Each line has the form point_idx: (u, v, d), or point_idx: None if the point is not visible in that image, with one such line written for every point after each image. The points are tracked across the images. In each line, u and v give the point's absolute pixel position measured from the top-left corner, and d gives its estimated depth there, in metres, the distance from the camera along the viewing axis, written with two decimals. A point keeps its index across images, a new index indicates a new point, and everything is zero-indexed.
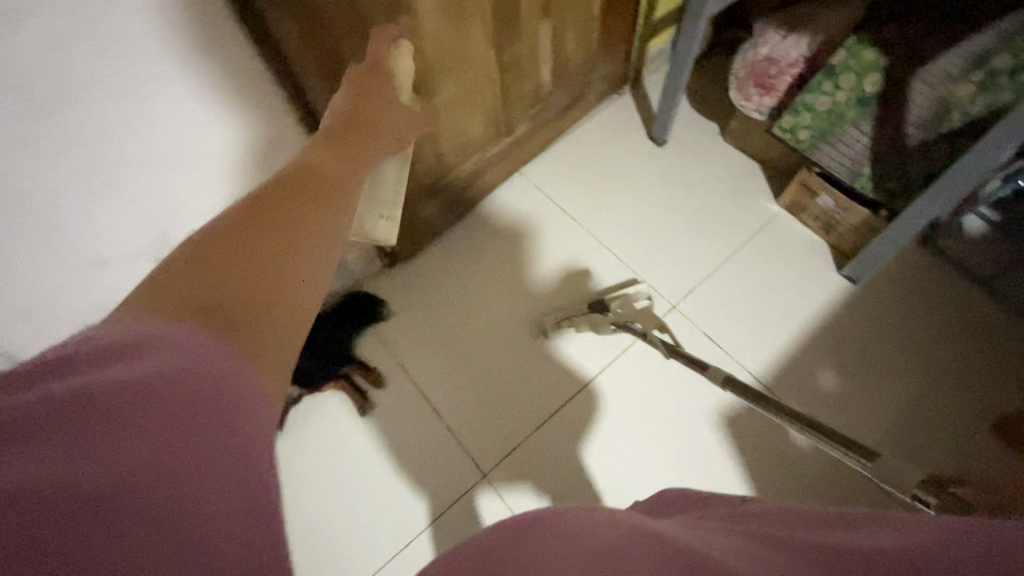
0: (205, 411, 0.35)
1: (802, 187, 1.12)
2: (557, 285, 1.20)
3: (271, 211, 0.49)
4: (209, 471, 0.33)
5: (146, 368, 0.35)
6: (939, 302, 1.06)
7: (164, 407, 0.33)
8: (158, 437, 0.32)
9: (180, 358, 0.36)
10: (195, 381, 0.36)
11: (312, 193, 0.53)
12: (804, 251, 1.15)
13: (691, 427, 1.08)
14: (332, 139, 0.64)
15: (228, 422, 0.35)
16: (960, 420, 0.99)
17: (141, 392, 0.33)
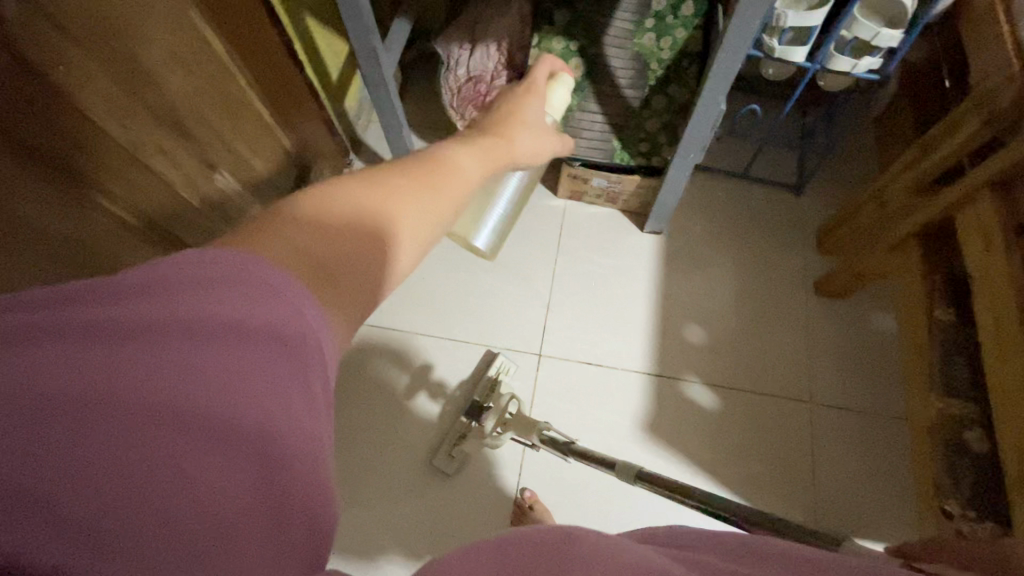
0: (270, 335, 0.28)
1: (574, 178, 1.08)
2: (420, 409, 1.02)
3: (398, 219, 0.40)
4: (266, 417, 0.26)
5: (151, 292, 0.26)
6: (726, 202, 1.15)
7: (206, 344, 0.26)
8: (183, 366, 0.25)
9: (222, 283, 0.28)
10: (243, 312, 0.27)
11: (435, 193, 0.44)
12: (607, 226, 1.15)
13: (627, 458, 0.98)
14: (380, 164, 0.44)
15: (294, 361, 0.28)
16: (802, 289, 1.08)
17: (177, 319, 0.26)
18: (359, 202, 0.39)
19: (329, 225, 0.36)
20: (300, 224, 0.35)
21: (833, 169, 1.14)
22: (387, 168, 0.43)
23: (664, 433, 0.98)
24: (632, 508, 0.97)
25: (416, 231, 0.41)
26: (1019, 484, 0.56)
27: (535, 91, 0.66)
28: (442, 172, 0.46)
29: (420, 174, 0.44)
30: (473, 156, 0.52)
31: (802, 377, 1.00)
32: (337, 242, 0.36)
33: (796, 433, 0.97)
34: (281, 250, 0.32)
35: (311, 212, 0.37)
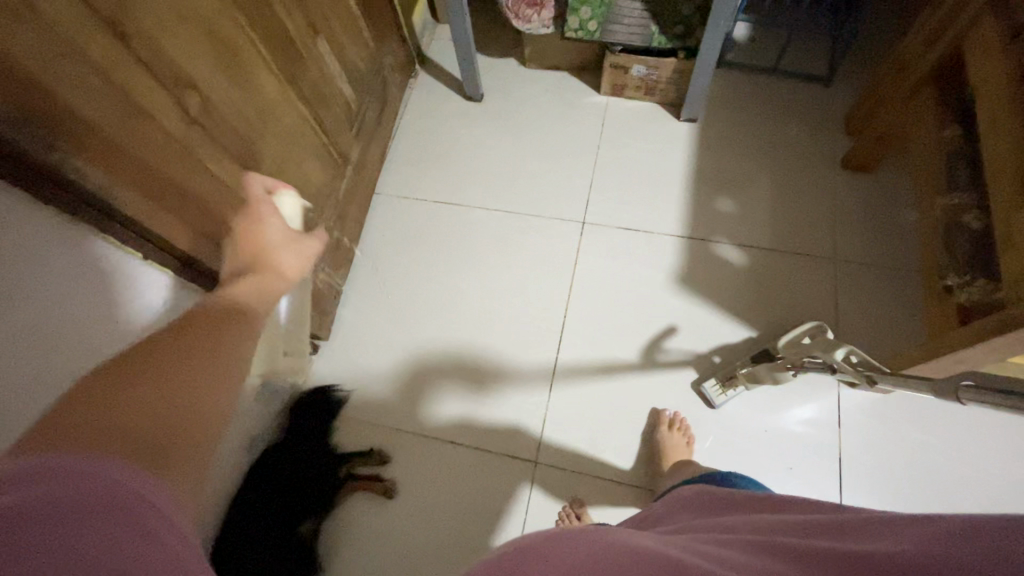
0: (126, 506, 0.30)
1: (616, 69, 1.20)
2: (479, 269, 1.17)
3: (185, 395, 0.39)
4: (119, 569, 0.27)
5: (47, 479, 0.29)
6: (759, 94, 1.24)
7: (86, 522, 0.28)
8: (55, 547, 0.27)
9: (100, 480, 0.30)
10: (107, 497, 0.30)
11: (209, 375, 0.42)
12: (645, 118, 1.26)
13: (659, 310, 1.10)
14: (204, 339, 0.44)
15: (153, 528, 0.30)
16: (829, 165, 1.16)
17: (43, 513, 0.27)
18: (140, 384, 0.38)
19: (121, 416, 0.35)
20: (79, 439, 0.33)
21: (860, 63, 1.22)
22: (150, 355, 0.40)
23: (694, 287, 1.09)
24: (668, 353, 1.06)
25: (208, 400, 0.40)
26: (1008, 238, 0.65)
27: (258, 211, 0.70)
28: (222, 328, 0.46)
29: (192, 352, 0.42)
30: (246, 294, 0.55)
31: (829, 238, 1.09)
32: (147, 431, 0.36)
33: (821, 285, 1.05)
34: (93, 441, 0.33)
35: (83, 419, 0.34)
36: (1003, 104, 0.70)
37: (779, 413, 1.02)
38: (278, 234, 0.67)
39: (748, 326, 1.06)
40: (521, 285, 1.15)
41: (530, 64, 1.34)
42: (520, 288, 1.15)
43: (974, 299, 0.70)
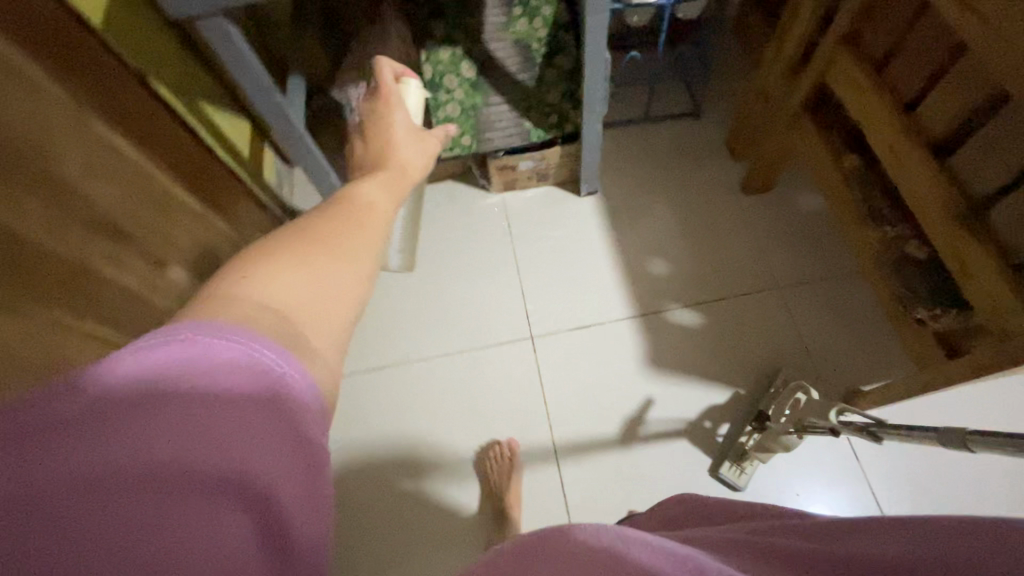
0: (273, 400, 0.31)
1: (502, 169, 1.14)
2: (439, 426, 1.04)
3: (333, 271, 0.44)
4: (238, 476, 0.28)
5: (195, 343, 0.32)
6: (644, 147, 1.24)
7: (223, 416, 0.29)
8: (189, 431, 0.28)
9: (250, 365, 0.32)
10: (247, 392, 0.31)
11: (346, 251, 0.47)
12: (547, 204, 1.21)
13: (641, 399, 1.02)
14: (335, 228, 0.50)
15: (280, 437, 0.30)
16: (734, 194, 1.17)
17: (197, 393, 0.29)
18: (298, 248, 0.45)
19: (286, 279, 0.41)
20: (258, 279, 0.40)
21: (720, 88, 1.25)
22: (310, 231, 0.48)
23: (665, 362, 1.04)
24: (668, 442, 0.99)
25: (328, 299, 0.42)
26: (961, 270, 0.65)
27: (388, 96, 0.85)
28: (359, 221, 0.54)
29: (337, 231, 0.49)
30: (373, 188, 0.65)
31: (762, 267, 1.09)
32: (304, 296, 0.41)
33: (777, 318, 1.04)
34: (264, 296, 0.39)
35: (267, 270, 0.41)
36: (897, 140, 0.71)
37: (798, 465, 0.97)
38: (401, 127, 0.83)
39: (731, 383, 1.02)
40: (494, 427, 1.03)
41: None
42: (495, 432, 1.02)
43: (950, 326, 0.70)
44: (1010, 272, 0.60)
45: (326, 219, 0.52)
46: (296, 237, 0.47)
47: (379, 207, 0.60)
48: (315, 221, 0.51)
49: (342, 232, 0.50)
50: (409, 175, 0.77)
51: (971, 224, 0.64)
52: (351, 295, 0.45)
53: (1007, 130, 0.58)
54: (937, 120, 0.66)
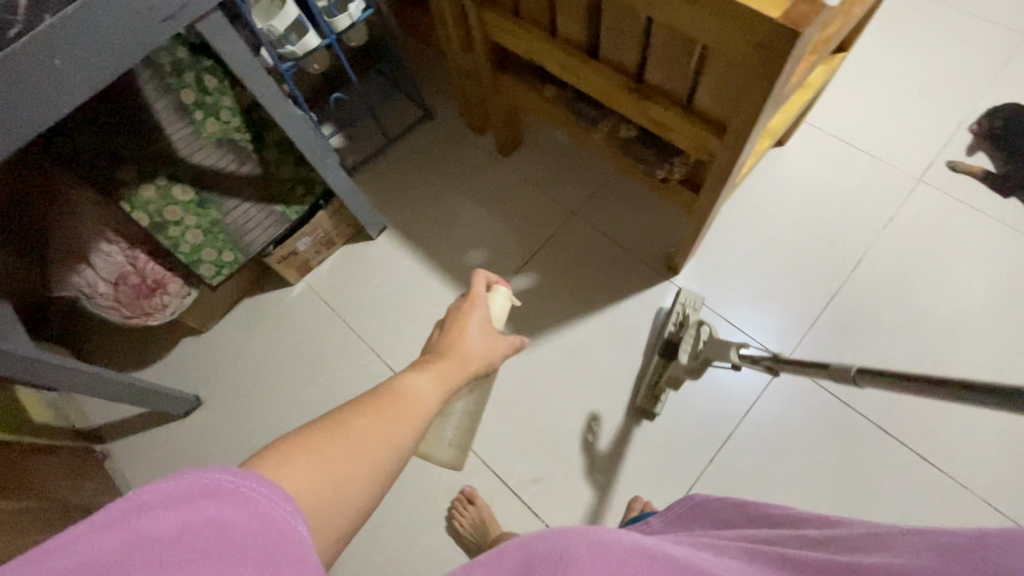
0: (271, 523, 0.30)
1: (285, 259, 1.11)
2: (378, 521, 0.99)
3: (360, 480, 0.42)
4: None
5: (204, 484, 0.30)
6: (402, 166, 1.27)
7: (228, 540, 0.27)
8: (202, 560, 0.26)
9: (251, 496, 0.31)
10: (252, 523, 0.29)
11: (378, 475, 0.44)
12: (350, 264, 1.20)
13: (533, 372, 1.06)
14: (377, 420, 0.47)
15: (285, 556, 0.28)
16: (498, 162, 1.25)
17: (211, 534, 0.27)
18: (341, 451, 0.42)
19: (305, 486, 0.38)
20: (273, 482, 0.37)
21: (433, 82, 1.32)
22: (346, 420, 0.45)
23: (530, 328, 1.08)
24: (574, 390, 1.04)
25: (323, 520, 0.39)
26: (662, 129, 0.77)
27: (477, 300, 0.70)
28: (402, 406, 0.50)
29: (373, 433, 0.45)
30: (427, 375, 0.56)
31: (553, 205, 1.18)
32: (317, 502, 0.38)
33: (589, 237, 1.14)
34: (307, 484, 0.39)
35: (287, 466, 0.39)
36: (563, 58, 0.81)
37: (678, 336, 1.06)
38: (476, 327, 0.67)
39: (588, 310, 1.09)
40: (430, 489, 1.00)
41: (209, 324, 1.16)
42: (434, 491, 1.00)
43: (684, 171, 0.82)
44: (685, 111, 0.72)
45: (379, 401, 0.49)
46: (357, 410, 0.47)
47: (420, 400, 0.52)
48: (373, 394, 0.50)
49: (386, 432, 0.46)
50: (471, 369, 0.62)
51: (643, 91, 0.75)
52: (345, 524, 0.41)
53: (614, 17, 0.69)
54: (576, 31, 0.76)
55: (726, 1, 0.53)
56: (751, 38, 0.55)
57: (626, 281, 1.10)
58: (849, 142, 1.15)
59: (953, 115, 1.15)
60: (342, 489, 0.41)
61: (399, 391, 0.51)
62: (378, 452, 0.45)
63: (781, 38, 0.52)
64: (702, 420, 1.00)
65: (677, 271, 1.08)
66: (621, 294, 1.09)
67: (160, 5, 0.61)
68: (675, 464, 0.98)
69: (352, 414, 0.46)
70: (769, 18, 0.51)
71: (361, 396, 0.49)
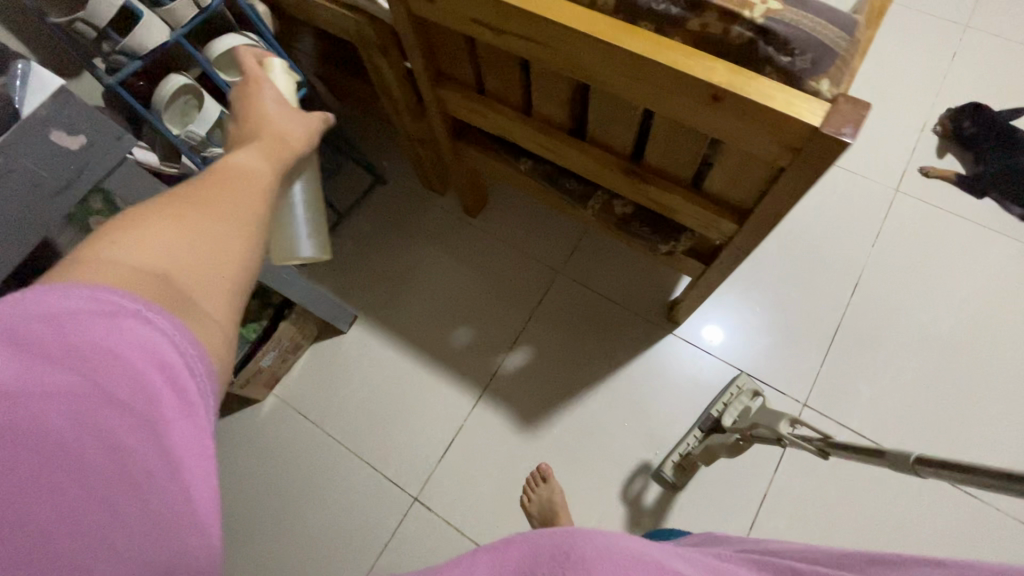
0: (156, 353, 0.30)
1: (248, 382, 0.96)
2: None
3: (223, 231, 0.36)
4: (113, 445, 0.27)
5: (88, 300, 0.29)
6: (361, 243, 1.15)
7: (110, 384, 0.28)
8: (85, 373, 0.27)
9: (150, 329, 0.30)
10: (146, 362, 0.29)
11: (243, 203, 0.39)
12: (321, 364, 1.07)
13: (548, 457, 0.98)
14: (210, 176, 0.40)
15: (165, 394, 0.29)
16: (465, 224, 1.15)
17: (93, 348, 0.28)
18: (182, 197, 0.37)
19: (163, 244, 0.34)
20: (119, 241, 0.33)
21: (378, 144, 1.19)
22: (182, 184, 0.39)
23: (534, 408, 1.00)
24: (593, 469, 0.97)
25: (203, 266, 0.35)
26: (665, 210, 0.70)
27: (259, 77, 0.53)
28: (241, 167, 0.42)
29: (216, 184, 0.39)
30: (256, 150, 0.45)
31: (536, 266, 1.10)
32: (184, 254, 0.34)
33: (578, 296, 1.07)
34: (166, 241, 0.34)
35: (133, 226, 0.34)
36: (541, 139, 0.72)
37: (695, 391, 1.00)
38: (271, 106, 0.51)
39: (593, 379, 1.01)
40: None
41: None
42: None
43: (689, 244, 0.75)
44: (692, 194, 0.65)
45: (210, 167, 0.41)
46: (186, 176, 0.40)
47: (255, 168, 0.43)
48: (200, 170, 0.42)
49: (223, 176, 0.40)
50: (296, 147, 0.49)
51: (639, 173, 0.67)
52: (232, 257, 0.36)
53: (600, 103, 0.60)
54: (553, 111, 0.67)
55: (752, 105, 0.46)
56: (782, 141, 0.48)
57: (625, 339, 1.04)
58: None
59: (915, 119, 1.14)
60: (197, 224, 0.35)
61: (237, 156, 0.43)
62: (217, 189, 0.39)
63: (821, 145, 0.45)
64: (732, 482, 0.95)
65: (677, 322, 1.03)
66: (622, 354, 1.03)
67: (46, 177, 0.46)
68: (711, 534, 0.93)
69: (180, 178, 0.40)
70: (808, 125, 0.44)
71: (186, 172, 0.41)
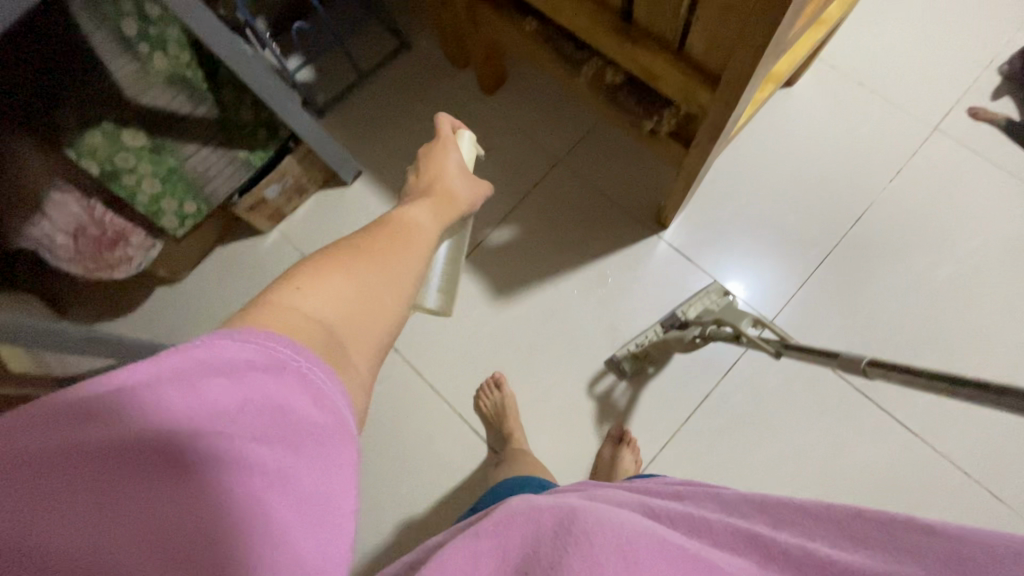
0: (310, 402, 0.33)
1: (254, 210, 1.06)
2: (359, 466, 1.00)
3: (380, 287, 0.46)
4: (292, 484, 0.29)
5: (256, 355, 0.33)
6: (376, 103, 1.18)
7: (287, 428, 0.31)
8: (261, 416, 0.30)
9: (310, 378, 0.34)
10: (309, 410, 0.33)
11: (394, 269, 0.49)
12: (324, 210, 1.15)
13: (512, 326, 1.04)
14: (380, 242, 0.51)
15: (324, 430, 0.32)
16: (478, 99, 1.16)
17: (264, 397, 0.31)
18: (355, 261, 0.47)
19: (335, 294, 0.43)
20: (303, 291, 0.42)
21: (408, 10, 1.20)
22: (353, 244, 0.50)
23: (508, 281, 1.05)
24: (552, 344, 1.02)
25: (360, 324, 0.43)
26: (649, 77, 0.69)
27: (445, 144, 0.72)
28: (404, 233, 0.55)
29: (382, 250, 0.50)
30: (423, 210, 0.61)
31: (538, 152, 1.11)
32: (347, 306, 0.43)
33: (574, 183, 1.08)
34: (339, 299, 0.43)
35: (313, 280, 0.43)
36: None
37: (665, 290, 1.01)
38: (451, 166, 0.70)
39: (570, 264, 1.05)
40: (405, 437, 1.01)
41: (181, 274, 1.12)
42: (409, 447, 1.00)
43: (673, 123, 0.75)
44: (675, 58, 0.64)
45: (383, 233, 0.53)
46: (360, 237, 0.52)
47: (416, 221, 0.57)
48: (369, 231, 0.53)
49: (385, 245, 0.51)
50: (459, 205, 0.66)
51: (628, 31, 0.66)
52: (386, 320, 0.46)
53: None
54: None
55: None
56: None
57: (613, 236, 1.05)
58: (862, 82, 1.06)
59: (979, 54, 1.04)
60: (372, 284, 0.46)
61: (409, 219, 0.58)
62: (385, 253, 0.50)
63: None
64: (681, 382, 0.98)
65: (665, 226, 1.03)
66: (606, 248, 1.04)
67: None
68: (651, 423, 0.97)
69: (350, 241, 0.51)
70: None
71: (358, 231, 0.53)
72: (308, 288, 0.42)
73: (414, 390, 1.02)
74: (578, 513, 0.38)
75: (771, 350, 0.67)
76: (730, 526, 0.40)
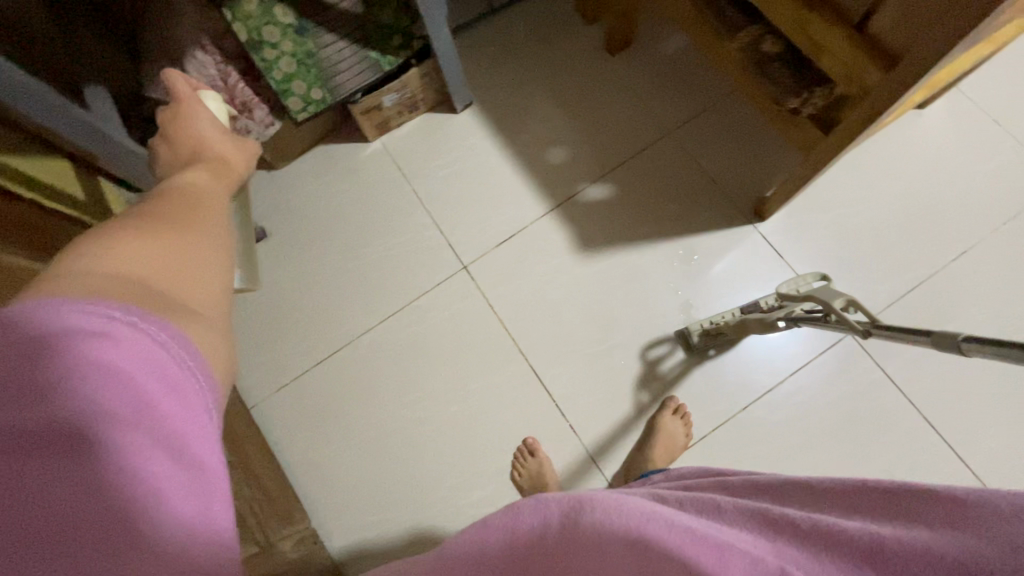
0: (160, 376, 0.31)
1: (368, 112, 1.08)
2: (418, 379, 1.03)
3: (192, 246, 0.44)
4: (143, 468, 0.28)
5: (79, 337, 0.30)
6: (500, 40, 1.19)
7: (131, 409, 0.29)
8: (92, 402, 0.28)
9: (151, 349, 0.32)
10: (152, 379, 0.31)
11: (189, 225, 0.46)
12: (429, 132, 1.17)
13: (590, 280, 1.05)
14: (170, 212, 0.47)
15: (174, 396, 0.31)
16: (600, 57, 1.16)
17: (101, 379, 0.29)
18: (150, 225, 0.44)
19: (133, 251, 0.39)
20: (98, 257, 0.37)
21: None
22: (147, 214, 0.46)
23: (594, 236, 1.06)
24: (624, 307, 1.03)
25: (186, 275, 0.41)
26: (815, 51, 0.69)
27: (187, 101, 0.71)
28: (201, 199, 0.52)
29: (176, 214, 0.47)
30: (201, 176, 0.59)
31: (649, 121, 1.11)
32: (154, 263, 0.39)
33: (678, 158, 1.08)
34: (141, 254, 0.40)
35: (103, 246, 0.39)
36: None
37: (747, 279, 1.02)
38: (203, 128, 0.69)
39: (659, 234, 1.05)
40: (466, 363, 1.03)
41: (282, 162, 1.15)
42: (466, 372, 1.02)
43: (820, 105, 0.75)
44: (854, 34, 0.64)
45: (190, 201, 0.51)
46: (165, 207, 0.48)
47: (205, 193, 0.55)
48: (177, 203, 0.50)
49: (177, 212, 0.48)
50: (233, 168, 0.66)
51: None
52: (207, 269, 0.43)
53: None
54: None
55: None
56: None
57: (706, 217, 1.05)
58: (995, 119, 1.03)
59: None
60: (175, 239, 0.43)
61: (216, 188, 0.58)
62: (188, 216, 0.48)
63: None
64: (745, 369, 0.98)
65: (762, 218, 1.03)
66: (697, 226, 1.05)
67: None
68: (707, 403, 0.97)
69: (143, 211, 0.47)
70: None
71: (148, 205, 0.48)
72: (103, 251, 0.38)
73: (483, 320, 1.05)
74: (590, 496, 0.34)
75: (858, 329, 0.66)
76: (746, 509, 0.35)
